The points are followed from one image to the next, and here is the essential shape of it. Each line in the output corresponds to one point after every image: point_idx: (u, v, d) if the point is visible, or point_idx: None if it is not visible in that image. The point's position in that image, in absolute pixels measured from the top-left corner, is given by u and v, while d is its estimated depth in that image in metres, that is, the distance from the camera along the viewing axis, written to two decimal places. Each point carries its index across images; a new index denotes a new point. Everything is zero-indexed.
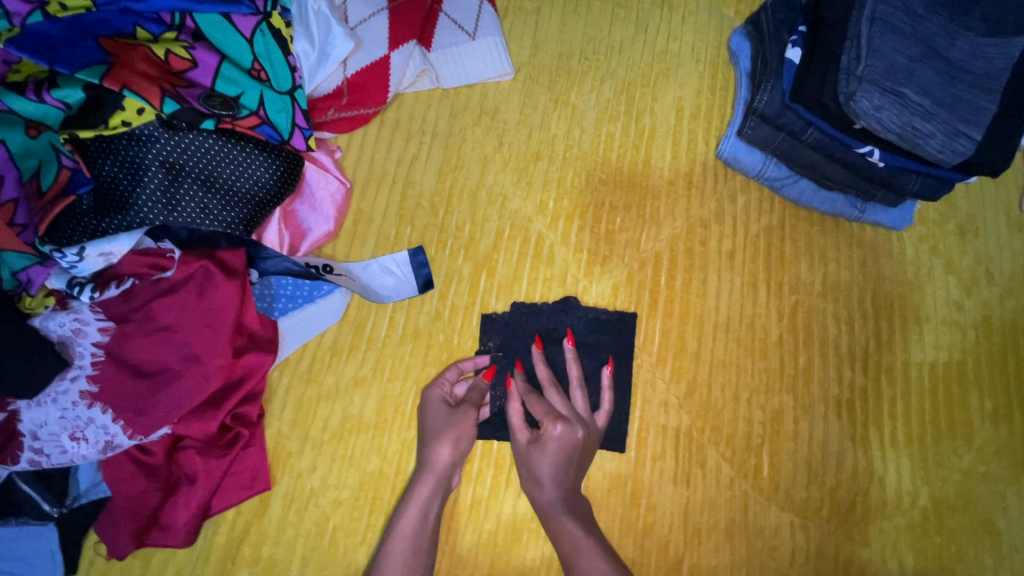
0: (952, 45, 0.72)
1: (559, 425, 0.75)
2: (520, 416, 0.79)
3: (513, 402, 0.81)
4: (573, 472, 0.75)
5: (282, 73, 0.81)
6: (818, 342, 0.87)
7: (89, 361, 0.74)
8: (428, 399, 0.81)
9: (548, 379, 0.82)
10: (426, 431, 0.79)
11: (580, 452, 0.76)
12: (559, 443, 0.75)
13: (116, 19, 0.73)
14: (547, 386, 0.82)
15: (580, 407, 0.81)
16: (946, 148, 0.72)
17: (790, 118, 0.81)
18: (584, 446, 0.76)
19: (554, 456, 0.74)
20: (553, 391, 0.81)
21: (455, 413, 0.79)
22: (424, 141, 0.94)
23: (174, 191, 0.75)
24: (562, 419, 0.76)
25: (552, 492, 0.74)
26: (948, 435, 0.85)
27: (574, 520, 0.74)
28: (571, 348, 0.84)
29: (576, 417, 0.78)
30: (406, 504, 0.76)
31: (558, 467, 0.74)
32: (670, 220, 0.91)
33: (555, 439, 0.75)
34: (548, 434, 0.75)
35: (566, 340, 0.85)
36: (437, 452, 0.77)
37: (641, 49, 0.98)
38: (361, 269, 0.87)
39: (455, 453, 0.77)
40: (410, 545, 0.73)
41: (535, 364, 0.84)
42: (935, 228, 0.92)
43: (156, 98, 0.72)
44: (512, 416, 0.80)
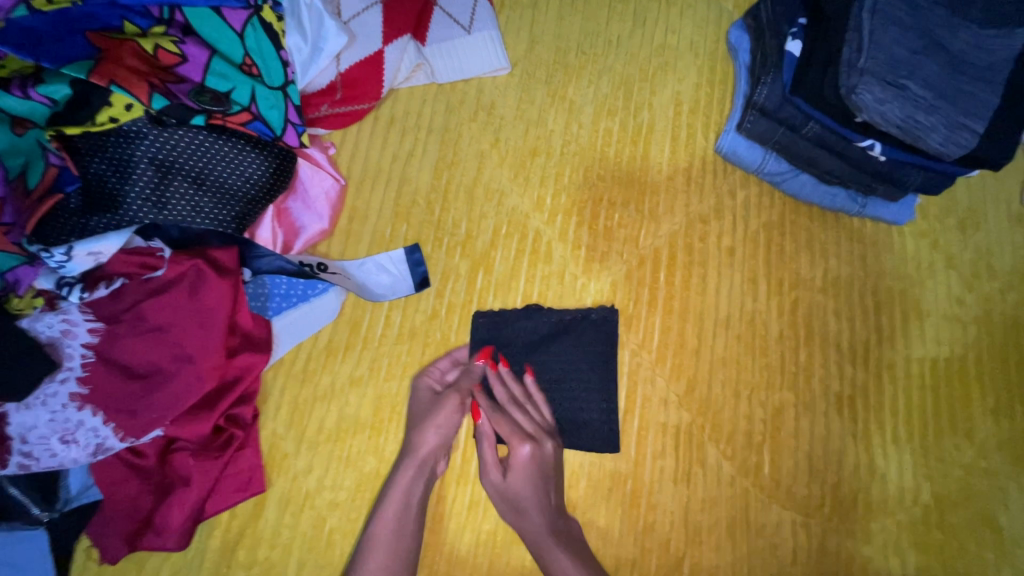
0: (954, 37, 0.71)
1: (527, 444, 0.78)
2: (491, 447, 0.79)
3: (485, 438, 0.80)
4: (552, 492, 0.78)
5: (274, 67, 0.80)
6: (818, 338, 0.86)
7: (79, 362, 0.72)
8: (417, 389, 0.82)
9: (505, 397, 0.81)
10: (414, 422, 0.80)
11: (552, 466, 0.79)
12: (531, 462, 0.78)
13: (102, 12, 0.72)
14: (508, 407, 0.81)
15: (541, 418, 0.81)
16: (949, 142, 0.71)
17: (791, 112, 0.80)
18: (553, 460, 0.80)
19: (527, 478, 0.77)
20: (514, 409, 0.81)
21: (437, 406, 0.80)
22: (420, 137, 0.93)
23: (163, 189, 0.73)
24: (529, 438, 0.79)
25: (537, 515, 0.76)
26: (949, 430, 0.84)
27: (563, 548, 0.75)
28: (505, 368, 0.83)
29: (543, 430, 0.80)
30: (390, 490, 0.77)
31: (534, 485, 0.77)
32: (669, 216, 0.90)
33: (524, 460, 0.78)
34: (519, 458, 0.78)
35: (498, 361, 0.83)
36: (423, 439, 0.78)
37: (638, 43, 0.97)
38: (356, 267, 0.86)
39: (441, 439, 0.78)
40: (396, 530, 0.75)
41: (479, 393, 0.81)
42: (935, 223, 0.92)
43: (145, 94, 0.70)
44: (484, 450, 0.79)
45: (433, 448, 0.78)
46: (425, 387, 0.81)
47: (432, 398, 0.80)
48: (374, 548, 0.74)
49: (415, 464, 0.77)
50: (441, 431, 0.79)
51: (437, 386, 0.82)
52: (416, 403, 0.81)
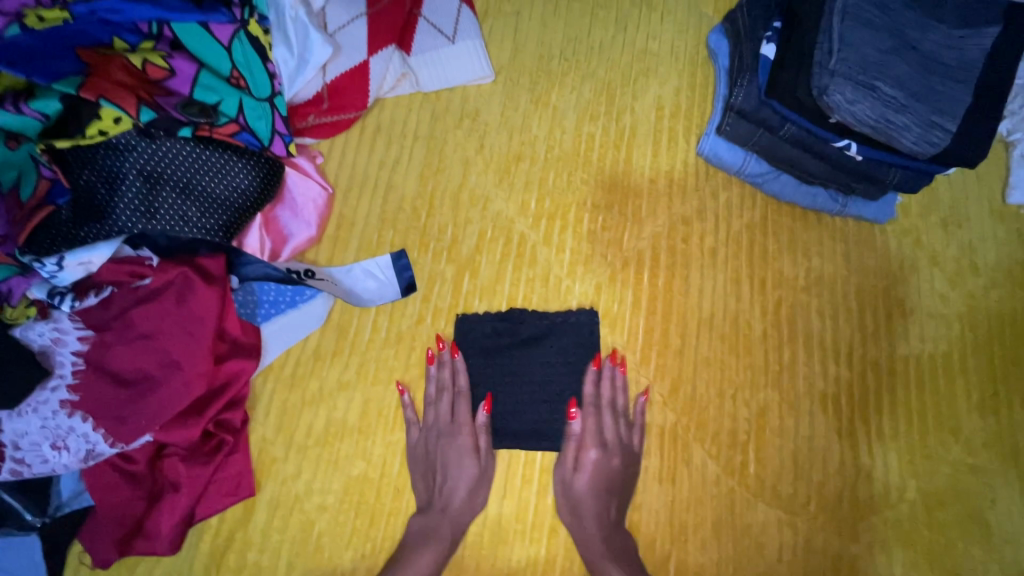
0: (925, 37, 0.72)
1: (596, 451, 0.80)
2: (472, 438, 0.81)
3: (571, 437, 0.81)
4: (614, 509, 0.79)
5: (261, 79, 0.83)
6: (802, 337, 0.87)
7: (70, 370, 0.74)
8: (447, 441, 0.81)
9: (604, 399, 0.83)
10: (445, 469, 0.80)
11: (619, 477, 0.80)
12: (599, 469, 0.79)
13: (94, 29, 0.74)
14: (603, 407, 0.82)
15: (625, 431, 0.82)
16: (922, 140, 0.72)
17: (767, 114, 0.81)
18: (621, 475, 0.80)
19: (594, 483, 0.79)
20: (606, 413, 0.82)
21: (464, 457, 0.80)
22: (405, 145, 0.94)
23: (152, 199, 0.75)
24: (604, 444, 0.81)
25: (593, 525, 0.78)
26: (935, 427, 0.84)
27: (617, 565, 0.76)
28: (461, 358, 0.84)
29: (619, 444, 0.81)
30: (421, 544, 0.77)
31: (600, 498, 0.79)
32: (652, 219, 0.91)
33: (596, 466, 0.80)
34: (590, 462, 0.80)
35: (610, 361, 0.84)
36: (453, 491, 0.79)
37: (620, 49, 0.98)
38: (344, 273, 0.87)
39: (468, 497, 0.79)
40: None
41: (585, 385, 0.83)
42: (918, 221, 0.92)
43: (133, 107, 0.72)
44: (566, 453, 0.81)
45: (464, 501, 0.79)
46: (460, 440, 0.81)
47: (470, 457, 0.80)
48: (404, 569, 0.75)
49: (447, 518, 0.78)
50: (473, 486, 0.80)
51: (476, 449, 0.81)
52: (432, 450, 0.81)
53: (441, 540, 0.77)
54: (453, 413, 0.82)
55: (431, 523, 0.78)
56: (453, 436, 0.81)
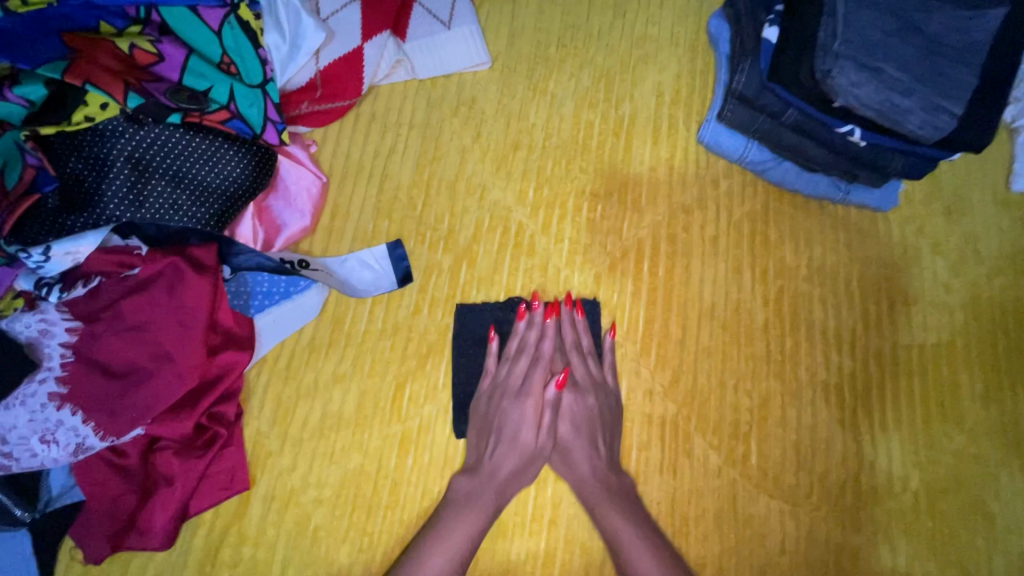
0: (930, 18, 0.70)
1: (568, 394, 0.81)
2: (538, 408, 0.80)
3: (546, 400, 0.80)
4: (604, 449, 0.79)
5: (253, 66, 0.81)
6: (804, 326, 0.86)
7: (58, 362, 0.72)
8: (507, 404, 0.80)
9: (570, 343, 0.82)
10: (501, 436, 0.79)
11: (600, 418, 0.80)
12: (576, 413, 0.80)
13: (79, 13, 0.72)
14: (569, 351, 0.82)
15: (595, 370, 0.82)
16: (927, 125, 0.71)
17: (770, 99, 0.79)
18: (602, 415, 0.80)
19: (574, 426, 0.80)
20: (574, 356, 0.82)
21: (523, 425, 0.79)
22: (401, 133, 0.93)
23: (141, 186, 0.73)
24: (576, 388, 0.81)
25: (586, 467, 0.78)
26: (939, 417, 0.83)
27: (613, 504, 0.76)
28: (552, 321, 0.82)
29: (591, 383, 0.81)
30: (462, 508, 0.76)
31: (584, 437, 0.79)
32: (651, 207, 0.89)
33: (572, 410, 0.80)
34: (568, 406, 0.81)
35: (567, 305, 0.84)
36: (505, 458, 0.78)
37: (619, 35, 0.97)
38: (338, 264, 0.86)
39: (520, 468, 0.78)
40: (456, 548, 0.73)
41: (550, 336, 0.83)
42: (921, 209, 0.91)
43: (121, 93, 0.70)
44: (544, 404, 0.82)
45: (512, 474, 0.78)
46: (526, 408, 0.80)
47: (531, 428, 0.80)
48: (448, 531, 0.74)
49: (495, 484, 0.77)
50: (525, 457, 0.79)
51: (536, 423, 0.80)
52: (495, 415, 0.80)
53: (484, 507, 0.76)
54: (526, 377, 0.81)
55: (475, 488, 0.77)
56: (519, 401, 0.80)
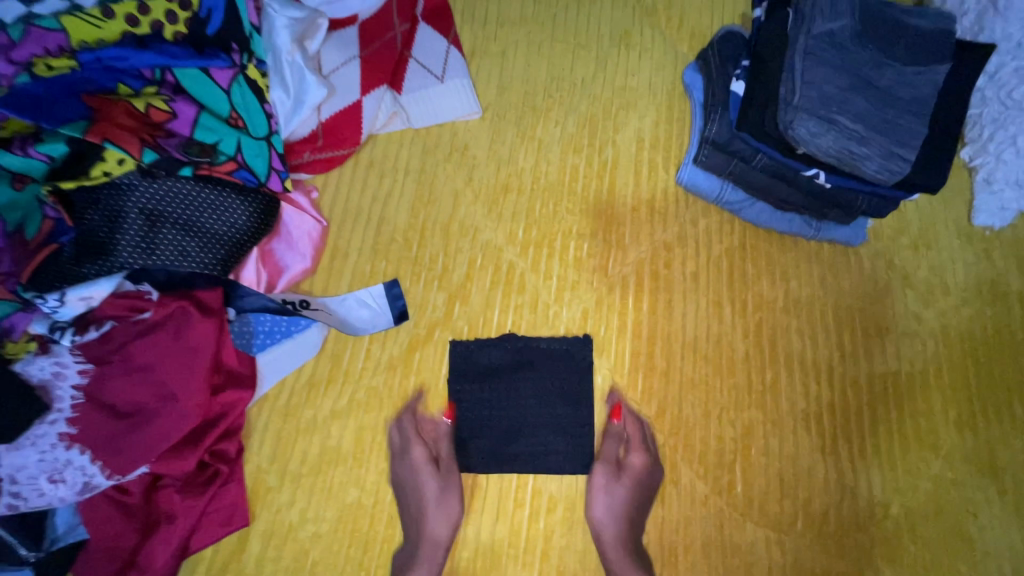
0: (881, 74, 0.77)
1: (639, 456, 0.83)
2: (427, 452, 0.83)
3: (608, 437, 0.85)
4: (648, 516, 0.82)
5: (258, 119, 0.88)
6: (782, 357, 0.90)
7: (68, 404, 0.75)
8: (402, 465, 0.83)
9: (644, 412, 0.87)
10: (408, 493, 0.82)
11: (655, 485, 0.83)
12: (640, 476, 0.82)
13: (99, 76, 0.79)
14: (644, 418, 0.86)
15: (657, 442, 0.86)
16: (884, 169, 0.76)
17: (740, 146, 0.87)
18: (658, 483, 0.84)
19: (633, 486, 0.82)
20: (646, 424, 0.86)
21: (421, 477, 0.81)
22: (397, 178, 0.98)
23: (153, 235, 0.79)
24: (645, 449, 0.84)
25: (625, 530, 0.80)
26: (915, 444, 0.87)
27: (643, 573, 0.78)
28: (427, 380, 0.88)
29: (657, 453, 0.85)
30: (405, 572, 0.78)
31: (636, 502, 0.81)
32: (635, 245, 0.94)
33: (637, 469, 0.82)
34: (632, 465, 0.83)
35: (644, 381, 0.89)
36: (423, 515, 0.80)
37: (601, 85, 1.04)
38: (338, 303, 0.90)
39: (438, 516, 0.80)
40: None
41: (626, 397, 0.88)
42: (889, 243, 0.96)
43: (136, 148, 0.77)
44: (608, 447, 0.84)
45: (433, 521, 0.80)
46: (415, 461, 0.82)
47: (427, 473, 0.81)
48: None
49: (424, 543, 0.79)
50: (438, 500, 0.80)
51: (433, 466, 0.82)
52: (397, 464, 0.83)
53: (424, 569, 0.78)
54: (405, 437, 0.84)
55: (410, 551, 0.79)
56: (407, 458, 0.83)
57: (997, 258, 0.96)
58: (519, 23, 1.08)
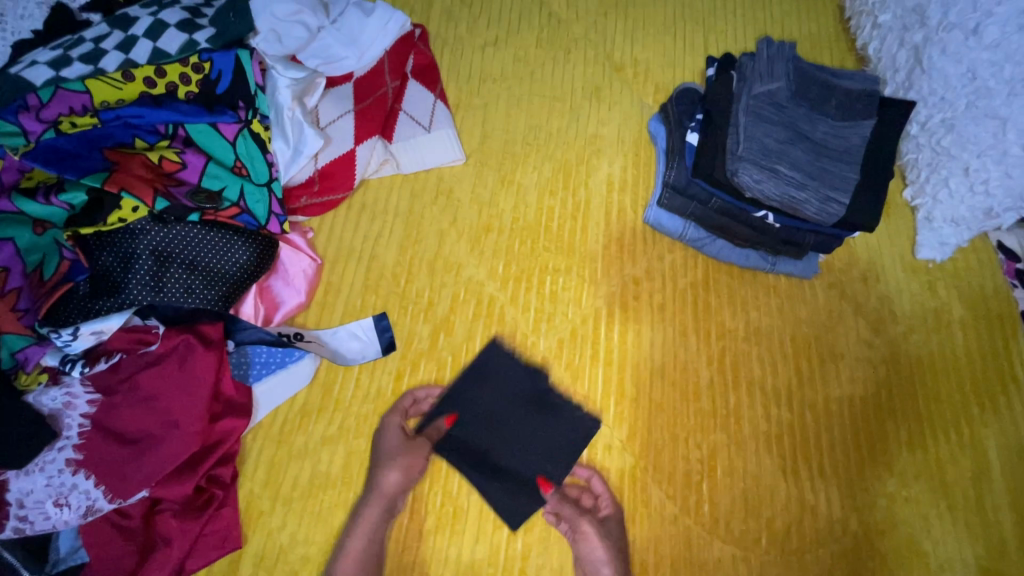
0: (814, 127, 0.88)
1: (607, 511, 0.88)
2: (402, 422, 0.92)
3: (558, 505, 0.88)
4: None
5: (260, 167, 0.96)
6: (744, 383, 0.96)
7: (77, 432, 0.81)
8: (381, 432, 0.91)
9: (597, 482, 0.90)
10: (378, 455, 0.89)
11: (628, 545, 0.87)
12: (619, 539, 0.86)
13: (119, 132, 0.89)
14: (594, 478, 0.90)
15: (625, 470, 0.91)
16: (822, 211, 0.85)
17: (696, 190, 0.96)
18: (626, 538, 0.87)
19: (618, 548, 0.85)
20: (597, 484, 0.90)
21: (392, 442, 0.89)
22: (387, 220, 1.06)
23: (161, 274, 0.86)
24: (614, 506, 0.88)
25: None
26: (871, 463, 0.93)
27: None
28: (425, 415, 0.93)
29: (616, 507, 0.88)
30: (357, 525, 0.85)
31: (623, 564, 0.84)
32: (607, 279, 1.02)
33: (613, 528, 0.86)
34: (609, 522, 0.87)
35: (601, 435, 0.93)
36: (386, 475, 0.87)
37: (574, 134, 1.14)
38: (330, 335, 0.97)
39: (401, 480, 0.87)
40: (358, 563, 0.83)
41: (580, 467, 0.91)
42: (840, 275, 1.05)
43: (150, 197, 0.85)
44: (568, 508, 0.88)
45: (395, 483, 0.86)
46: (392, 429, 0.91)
47: (400, 440, 0.90)
48: (348, 555, 0.83)
49: (381, 499, 0.86)
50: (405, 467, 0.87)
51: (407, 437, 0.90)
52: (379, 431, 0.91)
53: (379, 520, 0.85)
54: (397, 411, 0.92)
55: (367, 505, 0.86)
56: (388, 426, 0.91)
57: (941, 289, 1.03)
58: (500, 79, 1.18)
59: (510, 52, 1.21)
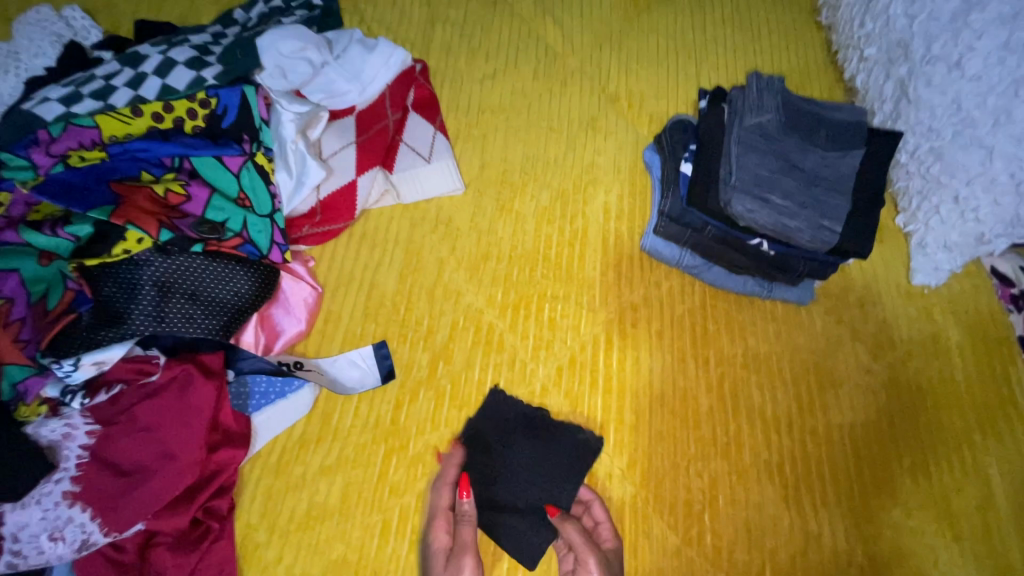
0: (805, 157, 0.91)
1: (608, 539, 0.86)
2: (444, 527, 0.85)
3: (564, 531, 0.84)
4: None
5: (264, 199, 0.98)
6: (744, 410, 0.96)
7: (75, 463, 0.81)
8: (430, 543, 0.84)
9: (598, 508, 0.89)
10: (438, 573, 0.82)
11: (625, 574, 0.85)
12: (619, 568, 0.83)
13: (126, 165, 0.92)
14: (594, 502, 0.89)
15: (626, 500, 0.90)
16: (816, 239, 0.87)
17: (692, 218, 0.97)
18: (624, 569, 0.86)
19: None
20: (597, 508, 0.89)
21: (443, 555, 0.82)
22: (387, 248, 1.08)
23: (164, 305, 0.87)
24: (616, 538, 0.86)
25: None
26: (874, 491, 0.92)
27: None
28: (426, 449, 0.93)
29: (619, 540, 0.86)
30: None
31: None
32: (605, 307, 1.03)
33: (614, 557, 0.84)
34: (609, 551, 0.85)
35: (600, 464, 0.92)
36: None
37: (571, 163, 1.16)
38: (330, 363, 0.97)
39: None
40: None
41: (582, 490, 0.91)
42: (837, 301, 1.05)
43: (155, 229, 0.86)
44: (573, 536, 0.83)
45: None
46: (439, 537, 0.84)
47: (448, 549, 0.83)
48: None
49: None
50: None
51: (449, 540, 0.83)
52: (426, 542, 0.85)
53: None
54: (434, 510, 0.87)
55: None
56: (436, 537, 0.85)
57: (937, 314, 1.04)
58: (498, 111, 1.22)
59: (507, 85, 1.24)
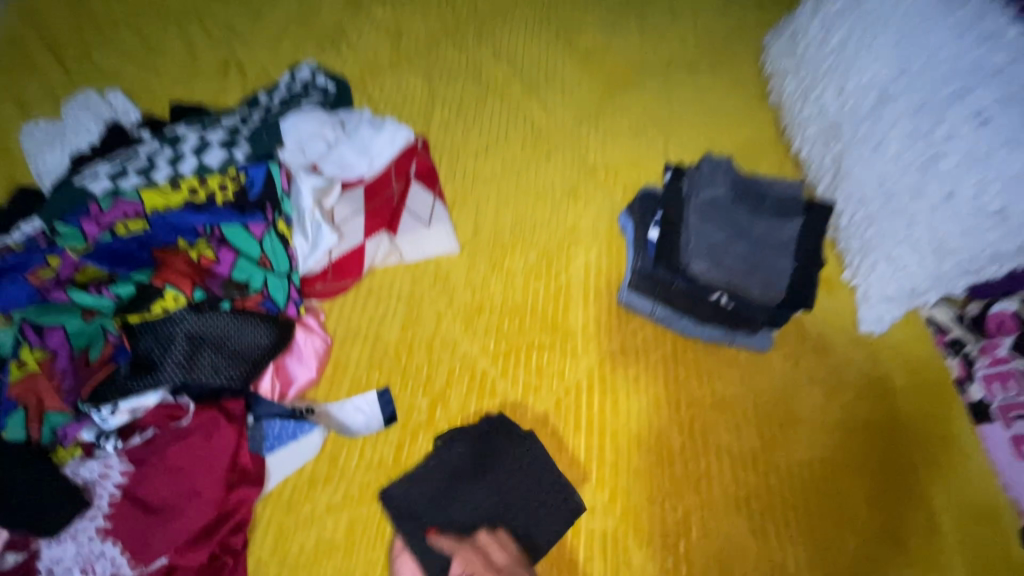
0: (753, 225, 1.08)
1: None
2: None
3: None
4: None
5: (283, 260, 1.11)
6: (712, 448, 1.07)
7: (106, 501, 0.91)
8: None
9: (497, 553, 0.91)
10: None
11: None
12: None
13: (164, 232, 1.06)
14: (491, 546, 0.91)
15: (607, 533, 0.98)
16: (766, 291, 1.04)
17: (661, 274, 1.09)
18: None
19: None
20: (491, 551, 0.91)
21: None
22: (391, 302, 1.20)
23: (194, 356, 0.97)
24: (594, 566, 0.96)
25: None
26: (833, 522, 1.01)
27: None
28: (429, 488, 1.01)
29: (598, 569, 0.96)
30: None
31: None
32: (586, 355, 1.15)
33: None
34: None
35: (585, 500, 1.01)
36: None
37: (555, 226, 1.31)
38: (337, 408, 1.07)
39: None
40: None
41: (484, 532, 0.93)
42: (795, 347, 1.18)
43: (189, 288, 1.01)
44: None
45: None
46: None
47: None
48: None
49: None
50: None
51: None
52: None
53: None
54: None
55: None
56: None
57: (883, 359, 1.17)
58: (490, 180, 1.38)
59: (498, 158, 1.41)
